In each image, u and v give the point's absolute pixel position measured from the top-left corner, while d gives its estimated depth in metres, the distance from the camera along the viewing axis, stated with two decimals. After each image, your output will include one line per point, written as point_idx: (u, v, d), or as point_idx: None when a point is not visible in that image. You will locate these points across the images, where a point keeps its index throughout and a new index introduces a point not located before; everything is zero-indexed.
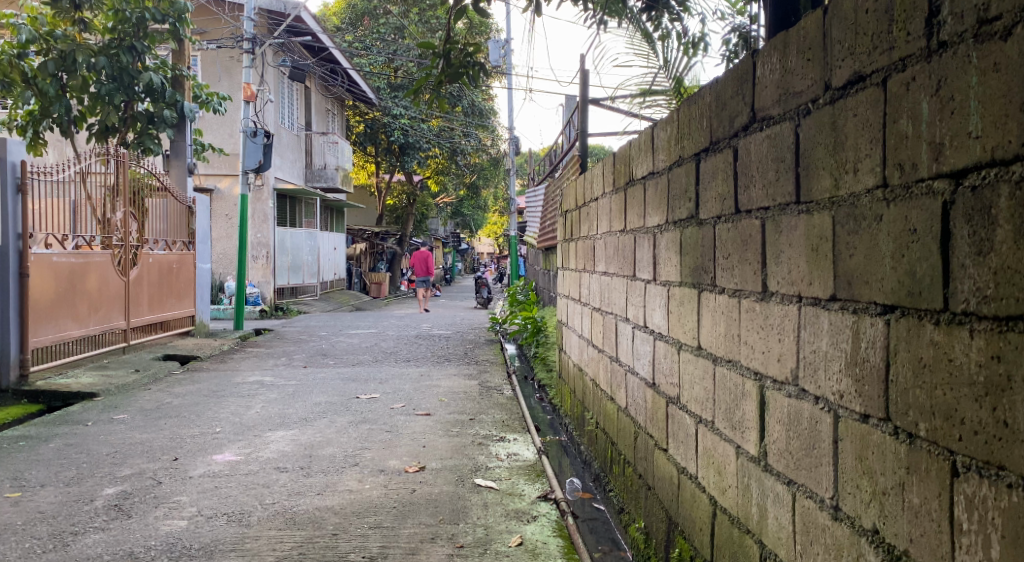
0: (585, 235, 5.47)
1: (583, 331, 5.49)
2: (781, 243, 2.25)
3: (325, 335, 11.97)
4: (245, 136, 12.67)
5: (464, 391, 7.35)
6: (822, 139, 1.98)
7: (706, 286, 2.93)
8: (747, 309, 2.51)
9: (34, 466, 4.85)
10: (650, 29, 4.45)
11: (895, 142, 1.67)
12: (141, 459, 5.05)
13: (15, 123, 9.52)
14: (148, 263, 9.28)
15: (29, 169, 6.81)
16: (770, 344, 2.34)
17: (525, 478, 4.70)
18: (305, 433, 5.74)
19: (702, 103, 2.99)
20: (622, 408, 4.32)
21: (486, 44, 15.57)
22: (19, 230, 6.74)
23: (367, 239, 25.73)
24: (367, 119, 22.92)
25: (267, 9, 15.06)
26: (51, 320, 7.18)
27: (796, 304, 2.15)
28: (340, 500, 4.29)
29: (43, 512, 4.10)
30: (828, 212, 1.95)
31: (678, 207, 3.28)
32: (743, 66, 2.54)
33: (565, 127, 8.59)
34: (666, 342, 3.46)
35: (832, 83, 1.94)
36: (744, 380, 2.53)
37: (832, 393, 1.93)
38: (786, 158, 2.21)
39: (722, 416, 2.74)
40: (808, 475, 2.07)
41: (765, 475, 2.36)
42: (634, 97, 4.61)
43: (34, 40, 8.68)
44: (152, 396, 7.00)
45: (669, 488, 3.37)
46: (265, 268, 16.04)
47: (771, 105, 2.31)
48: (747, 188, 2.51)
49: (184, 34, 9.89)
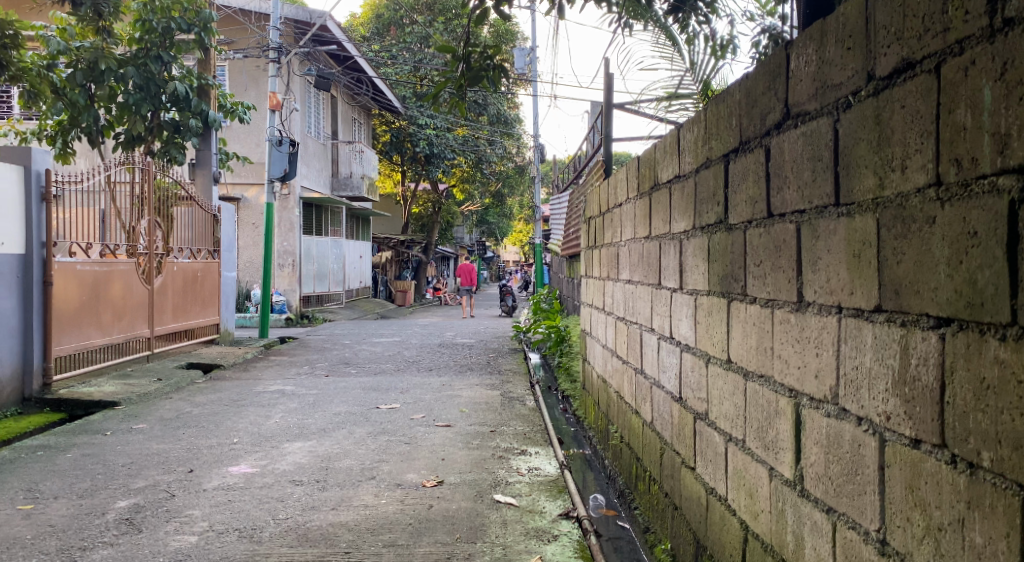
0: (609, 242, 5.31)
1: (607, 341, 5.31)
2: (818, 249, 2.07)
3: (348, 343, 11.89)
4: (270, 144, 12.59)
5: (485, 402, 7.18)
6: (864, 134, 1.81)
7: (736, 295, 2.76)
8: (781, 320, 2.33)
9: (49, 478, 4.76)
10: (676, 30, 4.30)
11: (951, 135, 1.50)
12: (156, 470, 4.93)
13: (45, 133, 9.49)
14: (172, 271, 9.21)
15: (53, 178, 6.72)
16: (807, 358, 2.16)
17: (546, 494, 4.52)
18: (322, 444, 5.60)
19: (731, 101, 2.82)
20: (648, 423, 4.14)
21: (512, 52, 15.44)
22: (43, 238, 6.67)
23: (392, 247, 25.64)
24: (393, 128, 22.87)
25: (293, 18, 15.08)
26: (75, 328, 7.11)
27: (836, 315, 1.97)
28: (355, 516, 4.14)
29: (53, 526, 3.99)
30: (872, 214, 1.78)
31: (706, 211, 3.11)
32: (776, 60, 2.36)
33: (589, 134, 8.44)
34: (693, 355, 3.28)
35: (875, 72, 1.76)
36: (778, 398, 2.35)
37: (877, 414, 1.75)
38: (823, 157, 2.03)
39: (754, 435, 2.57)
40: (849, 504, 1.88)
41: (801, 502, 2.18)
42: (661, 101, 4.44)
43: (65, 52, 8.53)
44: (173, 405, 6.90)
45: (697, 511, 3.19)
46: (290, 276, 16.02)
47: (807, 100, 2.13)
48: (781, 189, 2.33)
49: (209, 44, 9.77)
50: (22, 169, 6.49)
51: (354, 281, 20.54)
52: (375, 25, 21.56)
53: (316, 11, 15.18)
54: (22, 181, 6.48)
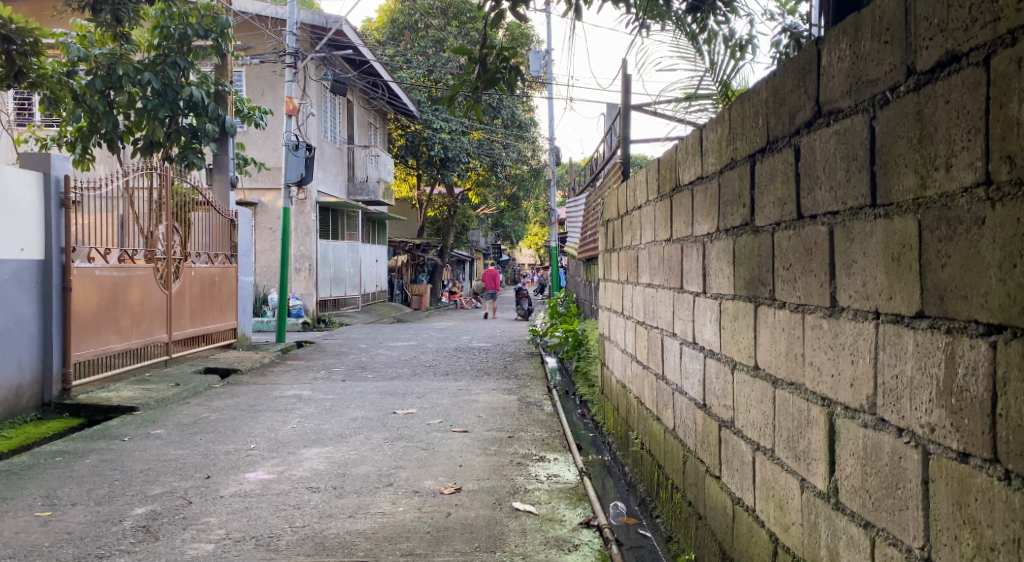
0: (628, 244, 5.23)
1: (626, 345, 5.23)
2: (853, 252, 1.99)
3: (364, 347, 11.84)
4: (286, 149, 12.54)
5: (503, 407, 7.10)
6: (904, 131, 1.72)
7: (763, 299, 2.68)
8: (813, 325, 2.24)
9: (67, 484, 4.72)
10: (696, 31, 4.23)
11: (1003, 131, 1.41)
12: (173, 477, 4.88)
13: (65, 139, 9.46)
14: (190, 276, 9.20)
15: (72, 184, 6.71)
16: (841, 366, 2.07)
17: (566, 502, 4.44)
18: (339, 450, 5.54)
19: (757, 100, 2.73)
20: (669, 429, 4.06)
21: (528, 55, 15.38)
22: (62, 244, 6.66)
23: (408, 251, 25.61)
24: (409, 132, 22.84)
25: (309, 23, 15.07)
26: (94, 333, 7.10)
27: (873, 320, 1.89)
28: (372, 524, 4.07)
29: (70, 533, 3.94)
30: (913, 215, 1.69)
31: (731, 213, 3.03)
32: (805, 57, 2.27)
33: (606, 135, 8.36)
34: (717, 361, 3.20)
35: (916, 66, 1.68)
36: (810, 406, 2.27)
37: (920, 426, 1.67)
38: (858, 156, 1.95)
39: (785, 445, 2.48)
40: (889, 520, 1.80)
41: (836, 515, 2.10)
42: (680, 102, 4.35)
43: (85, 59, 8.58)
44: (190, 410, 6.85)
45: (722, 521, 3.11)
46: (307, 280, 16.01)
47: (840, 97, 2.05)
48: (812, 190, 2.24)
49: (226, 50, 9.75)
50: (42, 176, 6.47)
51: (370, 284, 20.52)
52: (390, 30, 21.58)
53: (332, 15, 15.16)
54: (42, 188, 6.47)
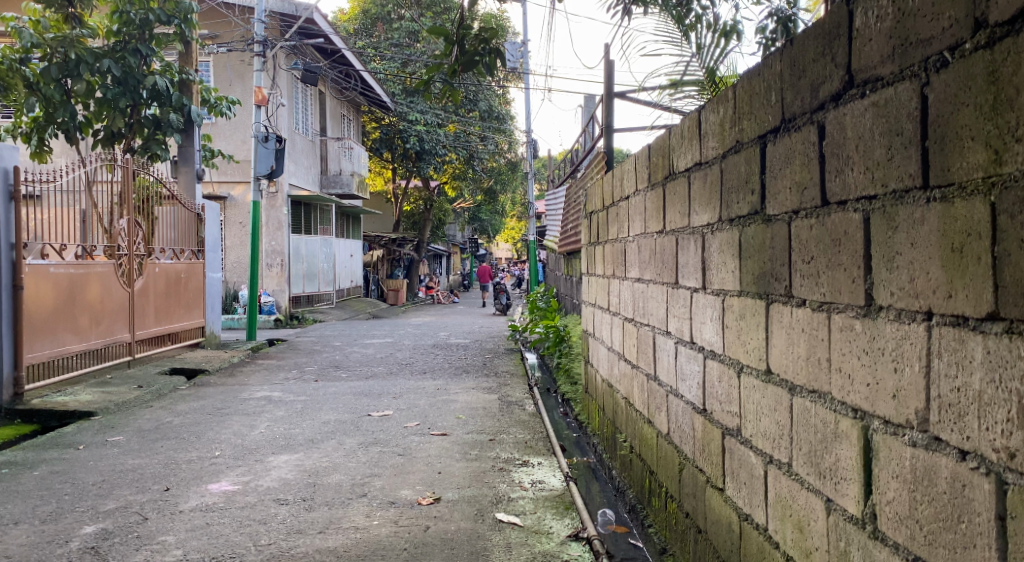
0: (614, 237, 4.96)
1: (613, 343, 4.94)
2: (896, 243, 1.70)
3: (339, 344, 11.50)
4: (256, 140, 12.06)
5: (483, 408, 6.79)
6: (970, 98, 1.48)
7: (777, 296, 2.39)
8: (841, 326, 1.96)
9: (10, 500, 4.34)
10: (681, 14, 3.95)
11: None
12: (129, 490, 4.52)
13: (19, 131, 8.96)
14: (154, 273, 8.79)
15: (23, 176, 6.32)
16: (879, 373, 1.80)
17: (552, 511, 4.15)
18: (310, 457, 5.22)
19: (769, 74, 2.44)
20: (662, 434, 3.78)
21: (505, 45, 14.96)
22: (12, 240, 6.27)
23: (384, 245, 25.17)
24: (384, 124, 22.50)
25: (278, 11, 14.60)
26: (50, 333, 6.70)
27: (923, 322, 1.61)
28: (344, 540, 3.76)
29: (9, 557, 3.57)
30: (983, 198, 1.44)
31: (737, 201, 2.73)
32: (831, 19, 1.98)
33: (587, 125, 8.03)
34: (720, 362, 2.92)
35: (988, 19, 1.43)
36: (838, 419, 1.99)
37: (993, 450, 1.44)
38: (904, 130, 1.67)
39: (805, 460, 2.20)
40: (948, 558, 1.55)
41: (873, 544, 1.84)
42: (664, 89, 4.04)
43: (38, 45, 7.96)
44: (153, 414, 6.48)
45: (727, 537, 2.83)
46: (279, 276, 15.59)
47: (878, 63, 1.77)
48: (841, 171, 1.95)
49: (190, 35, 9.27)
50: None
51: (344, 280, 20.15)
52: (363, 21, 21.13)
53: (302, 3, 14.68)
54: None
